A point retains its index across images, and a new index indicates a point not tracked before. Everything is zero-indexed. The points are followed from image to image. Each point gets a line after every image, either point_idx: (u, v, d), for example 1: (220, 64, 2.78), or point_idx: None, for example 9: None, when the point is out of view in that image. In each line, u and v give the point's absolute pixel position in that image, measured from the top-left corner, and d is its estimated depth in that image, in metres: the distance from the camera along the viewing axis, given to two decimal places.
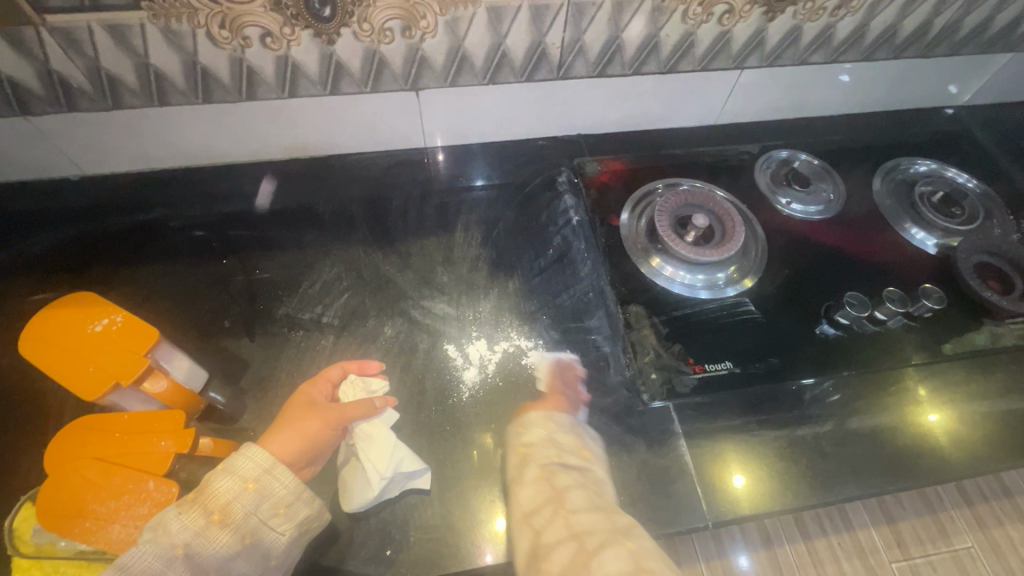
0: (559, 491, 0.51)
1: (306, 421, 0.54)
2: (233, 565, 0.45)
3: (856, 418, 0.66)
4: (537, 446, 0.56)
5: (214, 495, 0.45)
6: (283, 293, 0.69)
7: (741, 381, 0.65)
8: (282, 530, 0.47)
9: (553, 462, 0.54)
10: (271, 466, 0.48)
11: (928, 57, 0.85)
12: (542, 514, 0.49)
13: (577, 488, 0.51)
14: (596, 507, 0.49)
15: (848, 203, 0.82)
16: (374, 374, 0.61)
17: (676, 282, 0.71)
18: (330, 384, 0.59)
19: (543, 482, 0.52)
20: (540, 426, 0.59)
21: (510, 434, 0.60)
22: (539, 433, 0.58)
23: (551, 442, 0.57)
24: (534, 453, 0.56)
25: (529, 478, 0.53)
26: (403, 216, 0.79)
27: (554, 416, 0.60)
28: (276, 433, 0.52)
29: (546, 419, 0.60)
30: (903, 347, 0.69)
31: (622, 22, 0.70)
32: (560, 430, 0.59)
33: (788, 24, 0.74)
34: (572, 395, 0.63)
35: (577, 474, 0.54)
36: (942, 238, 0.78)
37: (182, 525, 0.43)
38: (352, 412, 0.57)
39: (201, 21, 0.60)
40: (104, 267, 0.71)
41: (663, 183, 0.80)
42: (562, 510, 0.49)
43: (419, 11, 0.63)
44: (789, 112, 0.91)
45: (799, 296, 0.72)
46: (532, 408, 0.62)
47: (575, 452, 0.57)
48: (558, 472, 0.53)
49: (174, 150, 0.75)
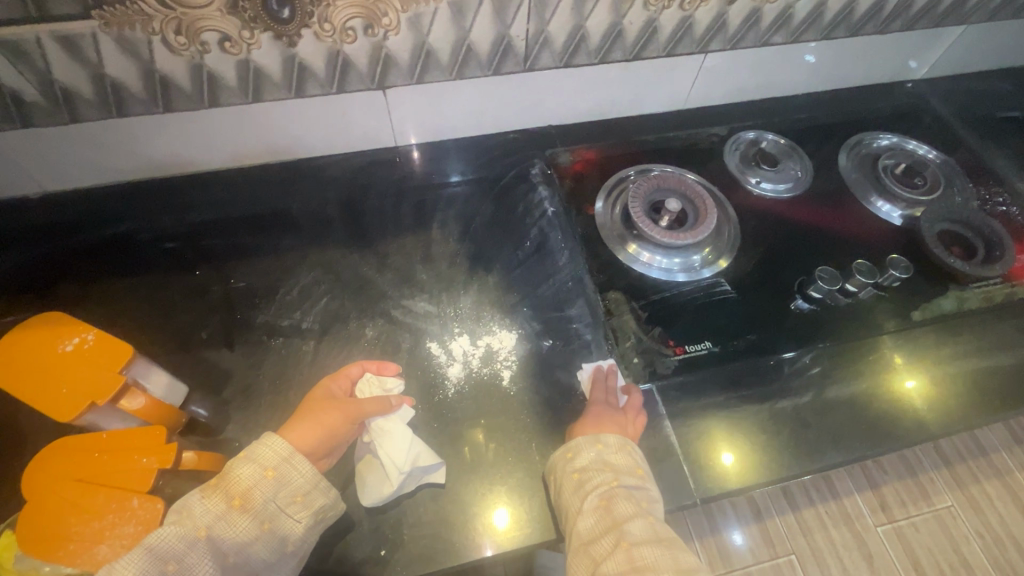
0: (620, 522, 0.51)
1: (327, 412, 0.56)
2: (251, 550, 0.47)
3: (834, 387, 0.67)
4: (591, 471, 0.55)
5: (234, 481, 0.48)
6: (261, 301, 0.67)
7: (720, 359, 0.66)
8: (298, 517, 0.49)
9: (612, 488, 0.53)
10: (290, 455, 0.50)
11: (885, 33, 0.87)
12: (601, 544, 0.50)
13: (638, 517, 0.51)
14: (658, 538, 0.50)
15: (816, 179, 0.84)
16: (392, 374, 0.61)
17: (653, 267, 0.72)
18: (349, 381, 0.60)
19: (602, 511, 0.52)
20: (588, 446, 0.56)
21: (557, 458, 0.57)
22: (590, 456, 0.55)
23: (605, 466, 0.55)
24: (587, 478, 0.54)
25: (588, 508, 0.52)
26: (380, 216, 0.77)
27: (601, 435, 0.57)
28: (300, 423, 0.54)
29: (596, 439, 0.56)
30: (872, 316, 0.72)
31: (585, 11, 0.70)
32: (611, 450, 0.56)
33: (747, 7, 0.75)
34: (621, 409, 0.61)
35: (635, 499, 0.53)
36: (906, 209, 0.80)
37: (204, 508, 0.46)
38: (370, 408, 0.57)
39: (156, 27, 0.58)
40: (72, 285, 0.68)
41: (635, 169, 0.81)
42: (623, 542, 0.49)
43: (380, 8, 0.63)
44: (756, 93, 0.92)
45: (773, 273, 0.74)
46: (581, 428, 0.59)
47: (629, 472, 0.55)
48: (617, 500, 0.52)
49: (138, 161, 0.73)
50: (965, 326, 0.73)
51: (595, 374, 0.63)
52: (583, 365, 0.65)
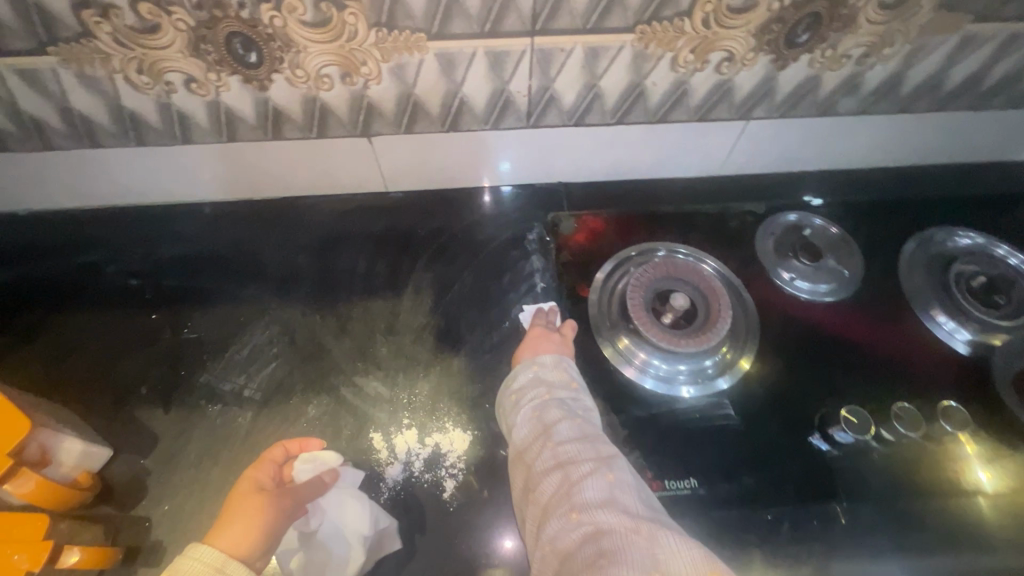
0: (548, 427, 0.51)
1: (256, 509, 0.49)
2: None
3: (841, 559, 0.52)
4: (525, 390, 0.56)
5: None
6: (208, 358, 0.63)
7: (705, 506, 0.55)
8: None
9: (543, 400, 0.54)
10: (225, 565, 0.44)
11: (981, 109, 0.71)
12: (531, 450, 0.50)
13: (566, 420, 0.51)
14: (583, 436, 0.49)
15: (867, 280, 0.70)
16: (315, 448, 0.56)
17: (649, 375, 0.62)
18: (274, 466, 0.54)
19: (533, 419, 0.52)
20: (524, 370, 0.57)
21: (502, 389, 0.58)
22: (525, 376, 0.57)
23: (540, 383, 0.56)
24: (524, 396, 0.55)
25: (522, 419, 0.53)
26: (351, 272, 0.71)
27: (537, 357, 0.58)
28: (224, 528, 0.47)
29: (530, 362, 0.58)
30: (913, 474, 0.57)
31: (599, 70, 0.60)
32: (547, 368, 0.57)
33: (802, 73, 0.63)
34: (556, 333, 0.62)
35: (566, 406, 0.53)
36: (978, 334, 0.65)
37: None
38: (307, 494, 0.53)
39: (116, 66, 0.54)
40: (35, 314, 0.66)
41: (638, 248, 0.70)
42: (550, 443, 0.49)
43: (357, 57, 0.56)
44: (809, 165, 0.78)
45: (791, 399, 0.61)
46: (522, 354, 0.60)
47: (563, 385, 0.56)
48: (548, 408, 0.53)
49: (119, 189, 0.71)
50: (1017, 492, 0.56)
51: (534, 313, 0.66)
52: (523, 309, 0.67)
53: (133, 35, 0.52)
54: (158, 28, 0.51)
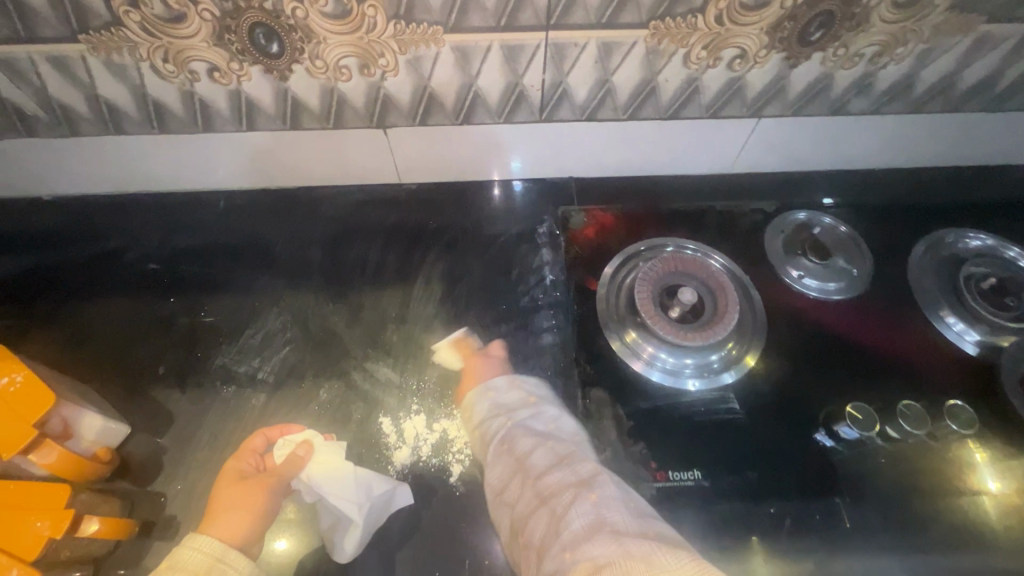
0: (523, 460, 0.53)
1: (245, 498, 0.54)
2: None
3: (845, 560, 0.53)
4: (489, 421, 0.58)
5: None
6: (224, 341, 0.65)
7: (709, 498, 0.56)
8: None
9: (509, 431, 0.56)
10: (224, 555, 0.49)
11: (995, 111, 0.71)
12: (511, 488, 0.52)
13: (538, 450, 0.53)
14: (558, 462, 0.52)
15: (876, 279, 0.70)
16: (296, 430, 0.59)
17: (655, 367, 0.62)
18: (259, 454, 0.57)
19: (505, 456, 0.54)
20: (482, 398, 0.60)
21: (458, 421, 0.60)
22: (484, 405, 0.59)
23: (499, 410, 0.59)
24: (488, 428, 0.58)
25: (493, 456, 0.55)
26: (363, 261, 0.72)
27: (491, 382, 0.61)
28: (220, 521, 0.52)
29: (485, 388, 0.60)
30: (918, 472, 0.57)
31: (612, 65, 0.61)
32: (502, 392, 0.60)
33: (815, 71, 0.63)
34: (487, 354, 0.64)
35: (532, 433, 0.56)
36: (987, 335, 0.65)
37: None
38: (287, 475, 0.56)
39: (143, 54, 0.56)
40: (55, 298, 0.68)
41: (648, 244, 0.71)
42: (529, 480, 0.51)
43: (375, 49, 0.57)
44: (820, 165, 0.78)
45: (796, 395, 0.62)
46: (466, 386, 0.61)
47: (522, 405, 0.59)
48: (517, 437, 0.55)
49: (140, 176, 0.73)
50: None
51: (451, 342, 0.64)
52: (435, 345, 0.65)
53: (160, 25, 0.53)
54: (184, 18, 0.53)
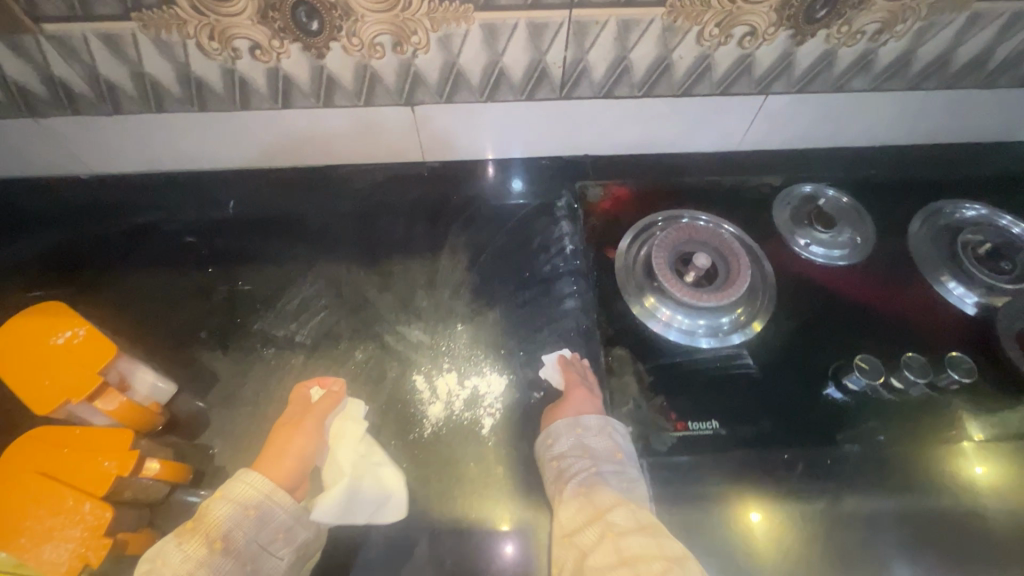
0: (602, 511, 0.49)
1: (289, 440, 0.55)
2: None
3: (852, 497, 0.57)
4: (570, 458, 0.55)
5: (214, 523, 0.48)
6: (261, 307, 0.68)
7: (726, 445, 0.59)
8: (281, 555, 0.49)
9: (591, 476, 0.53)
10: (272, 492, 0.50)
11: (989, 88, 0.75)
12: (587, 535, 0.49)
13: (620, 505, 0.50)
14: (642, 526, 0.48)
15: (878, 247, 0.74)
16: (330, 383, 0.61)
17: (672, 328, 0.66)
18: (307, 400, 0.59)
19: (582, 500, 0.51)
20: (568, 433, 0.56)
21: (540, 445, 0.58)
22: (569, 441, 0.55)
23: (585, 453, 0.55)
24: (568, 465, 0.55)
25: (569, 498, 0.52)
26: (391, 233, 0.76)
27: (581, 419, 0.56)
28: (268, 459, 0.53)
29: (574, 424, 0.56)
30: (922, 421, 0.61)
31: (630, 42, 0.64)
32: (591, 433, 0.55)
33: (820, 48, 0.67)
34: (591, 388, 0.60)
35: (616, 486, 0.52)
36: (984, 296, 0.68)
37: (183, 555, 0.46)
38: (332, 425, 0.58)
39: (190, 32, 0.59)
40: (98, 267, 0.72)
41: (664, 215, 0.75)
42: (609, 533, 0.47)
43: (409, 27, 0.61)
44: (824, 142, 0.82)
45: (806, 352, 0.65)
46: (555, 414, 0.59)
47: (608, 457, 0.54)
48: (598, 486, 0.52)
49: (174, 154, 0.75)
50: (1014, 484, 0.59)
51: (557, 361, 0.63)
52: (545, 358, 0.64)
53: (208, 3, 0.57)
54: None
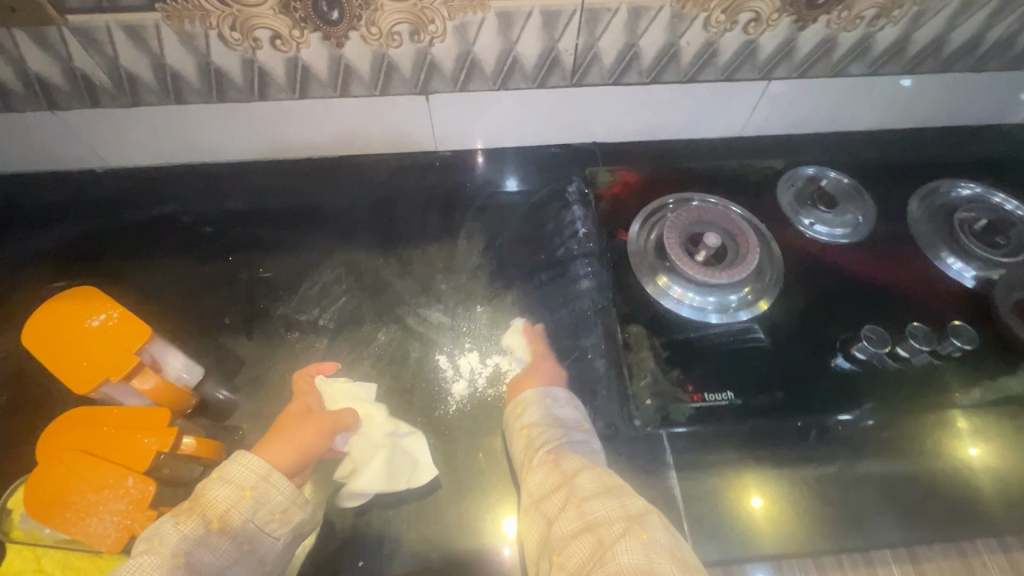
0: (568, 477, 0.52)
1: (300, 429, 0.55)
2: (232, 571, 0.47)
3: (863, 464, 0.62)
4: (541, 428, 0.57)
5: (212, 504, 0.48)
6: (284, 293, 0.69)
7: (742, 414, 0.61)
8: (278, 534, 0.50)
9: (559, 445, 0.55)
10: (268, 474, 0.50)
11: (980, 71, 0.78)
12: (553, 502, 0.51)
13: (585, 470, 0.52)
14: (606, 489, 0.50)
15: (879, 226, 0.76)
16: (330, 372, 0.63)
17: (684, 304, 0.68)
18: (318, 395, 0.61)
19: (550, 468, 0.53)
20: (539, 404, 0.59)
21: (509, 416, 0.61)
22: (538, 412, 0.58)
23: (556, 423, 0.58)
24: (537, 434, 0.57)
25: (538, 465, 0.54)
26: (408, 221, 0.78)
27: (550, 390, 0.61)
28: (271, 443, 0.53)
29: (545, 395, 0.60)
30: (925, 387, 0.64)
31: (639, 29, 0.67)
32: (559, 405, 0.60)
33: (820, 33, 0.70)
34: (553, 360, 0.66)
35: (580, 452, 0.55)
36: (981, 270, 0.71)
37: (179, 535, 0.45)
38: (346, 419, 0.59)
39: (213, 23, 0.61)
40: (120, 258, 0.73)
41: (675, 198, 0.77)
42: (573, 499, 0.50)
43: (426, 15, 0.62)
44: (823, 126, 0.85)
45: (814, 325, 0.68)
46: (525, 385, 0.63)
47: (576, 426, 0.58)
48: (565, 454, 0.54)
49: (189, 147, 0.75)
50: (1001, 443, 0.63)
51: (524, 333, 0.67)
52: (513, 325, 0.68)
53: None
54: None
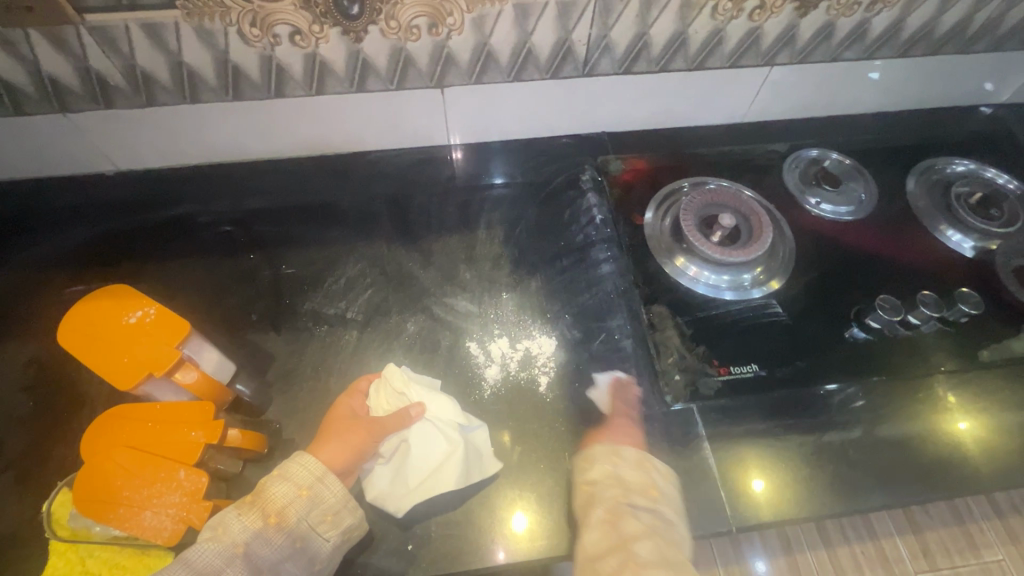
0: (627, 541, 0.49)
1: (353, 432, 0.56)
2: (283, 567, 0.48)
3: (885, 425, 0.64)
4: (603, 485, 0.55)
5: (270, 499, 0.50)
6: (308, 288, 0.70)
7: (767, 385, 0.63)
8: (327, 536, 0.50)
9: (619, 503, 0.53)
10: (323, 476, 0.52)
11: (966, 53, 0.82)
12: (607, 563, 0.48)
13: (645, 536, 0.50)
14: (666, 562, 0.48)
15: (881, 203, 0.80)
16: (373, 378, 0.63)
17: (700, 283, 0.70)
18: (364, 397, 0.61)
19: (608, 526, 0.51)
20: (604, 461, 0.57)
21: (575, 469, 0.58)
22: (604, 470, 0.56)
23: (618, 482, 0.55)
24: (600, 492, 0.54)
25: (595, 521, 0.52)
26: (426, 213, 0.79)
27: (619, 449, 0.58)
28: (327, 444, 0.55)
29: (612, 454, 0.57)
30: (935, 352, 0.67)
31: (650, 18, 0.69)
32: (627, 466, 0.56)
33: (820, 20, 0.73)
34: (636, 422, 0.61)
35: (641, 517, 0.52)
36: (979, 241, 0.75)
37: (242, 526, 0.47)
38: (393, 424, 0.59)
39: (233, 19, 0.60)
40: (138, 261, 0.73)
41: (689, 182, 0.79)
42: (629, 564, 0.47)
43: (446, 8, 0.63)
44: (820, 111, 0.88)
45: (829, 297, 0.70)
46: (597, 438, 0.60)
47: (642, 491, 0.54)
48: (625, 516, 0.51)
49: (202, 147, 0.74)
50: (1012, 403, 0.66)
51: (608, 389, 0.63)
52: (597, 377, 0.65)
53: None
54: None
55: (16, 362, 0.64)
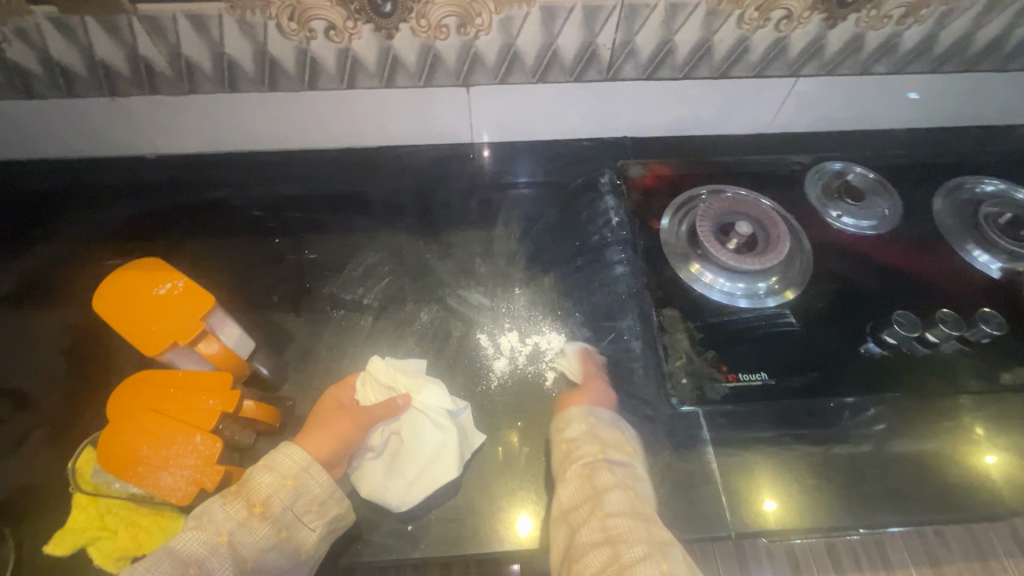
0: (599, 492, 0.52)
1: (338, 421, 0.57)
2: (268, 556, 0.48)
3: (899, 441, 0.63)
4: (581, 443, 0.57)
5: (256, 489, 0.50)
6: (330, 274, 0.73)
7: (778, 394, 0.63)
8: (313, 526, 0.51)
9: (596, 460, 0.55)
10: (308, 466, 0.53)
11: (1002, 71, 0.80)
12: (579, 512, 0.52)
13: (617, 488, 0.52)
14: (634, 510, 0.51)
15: (905, 222, 0.78)
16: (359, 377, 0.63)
17: (715, 289, 0.70)
18: (353, 390, 0.62)
19: (583, 480, 0.53)
20: (581, 421, 0.59)
21: (553, 428, 0.61)
22: (581, 428, 0.59)
23: (595, 439, 0.58)
24: (578, 450, 0.57)
25: (570, 476, 0.54)
26: (449, 208, 0.82)
27: (594, 410, 0.61)
28: (312, 433, 0.56)
29: (588, 413, 0.60)
30: (956, 371, 0.65)
31: (676, 25, 0.69)
32: (601, 426, 0.59)
33: (850, 31, 0.72)
34: (607, 384, 0.64)
35: (617, 472, 0.54)
36: (1008, 262, 0.73)
37: (226, 515, 0.48)
38: (380, 413, 0.59)
39: (272, 13, 0.62)
40: (172, 240, 0.77)
41: (707, 189, 0.79)
42: (598, 511, 0.51)
43: (474, 8, 0.64)
44: (847, 124, 0.88)
45: (843, 312, 0.69)
46: (572, 401, 0.63)
47: (617, 448, 0.57)
48: (601, 470, 0.54)
49: (238, 133, 0.77)
50: None
51: (579, 355, 0.67)
52: (569, 346, 0.68)
53: None
54: None
55: (55, 326, 0.68)
